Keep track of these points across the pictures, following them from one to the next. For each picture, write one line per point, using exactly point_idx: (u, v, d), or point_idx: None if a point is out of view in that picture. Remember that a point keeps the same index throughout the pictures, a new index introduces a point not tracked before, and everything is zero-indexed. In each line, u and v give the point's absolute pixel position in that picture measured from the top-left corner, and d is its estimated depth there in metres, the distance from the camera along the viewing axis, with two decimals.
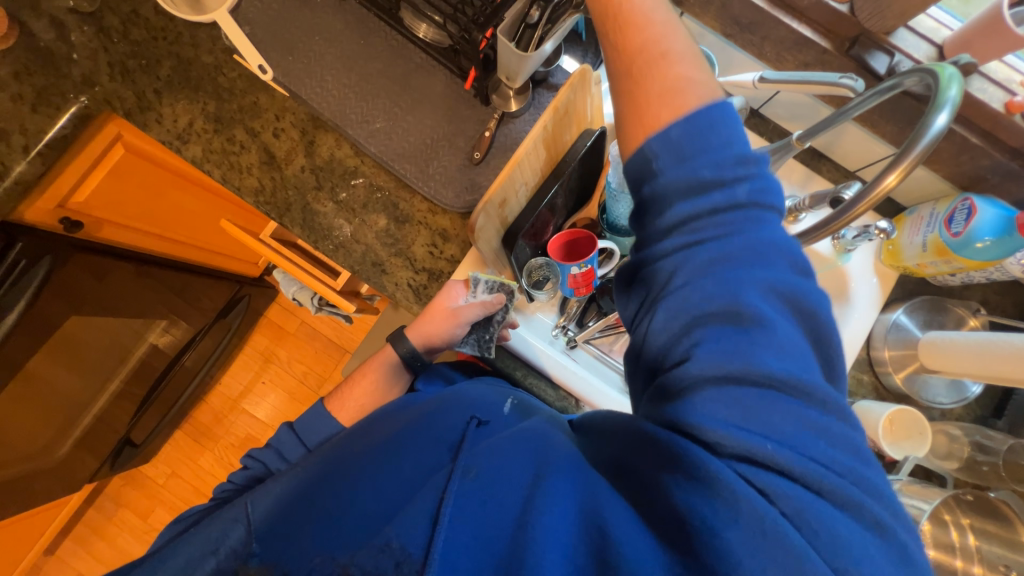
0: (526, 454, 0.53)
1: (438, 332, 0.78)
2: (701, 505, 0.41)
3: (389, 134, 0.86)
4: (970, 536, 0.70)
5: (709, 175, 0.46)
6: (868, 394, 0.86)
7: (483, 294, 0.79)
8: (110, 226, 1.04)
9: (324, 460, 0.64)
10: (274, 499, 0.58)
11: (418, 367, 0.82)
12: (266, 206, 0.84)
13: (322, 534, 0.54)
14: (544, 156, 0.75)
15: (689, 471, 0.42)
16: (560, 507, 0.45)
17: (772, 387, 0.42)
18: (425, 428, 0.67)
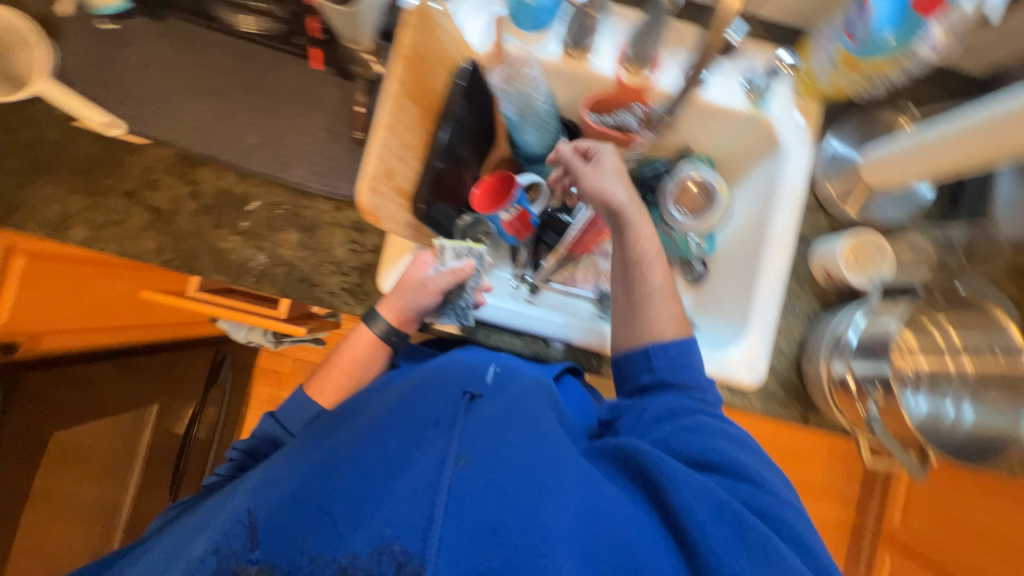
0: (537, 451, 0.59)
1: (410, 308, 0.74)
2: (699, 504, 0.55)
3: (268, 145, 0.81)
4: (948, 330, 0.72)
5: (687, 357, 0.68)
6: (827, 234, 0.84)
7: (453, 261, 0.75)
8: (49, 336, 1.03)
9: (306, 450, 0.63)
10: (263, 495, 0.58)
11: (395, 343, 0.77)
12: (173, 262, 0.81)
13: (317, 531, 0.54)
14: (419, 111, 0.70)
15: (685, 494, 0.55)
16: (566, 504, 0.55)
17: (728, 434, 0.64)
18: (410, 408, 0.64)
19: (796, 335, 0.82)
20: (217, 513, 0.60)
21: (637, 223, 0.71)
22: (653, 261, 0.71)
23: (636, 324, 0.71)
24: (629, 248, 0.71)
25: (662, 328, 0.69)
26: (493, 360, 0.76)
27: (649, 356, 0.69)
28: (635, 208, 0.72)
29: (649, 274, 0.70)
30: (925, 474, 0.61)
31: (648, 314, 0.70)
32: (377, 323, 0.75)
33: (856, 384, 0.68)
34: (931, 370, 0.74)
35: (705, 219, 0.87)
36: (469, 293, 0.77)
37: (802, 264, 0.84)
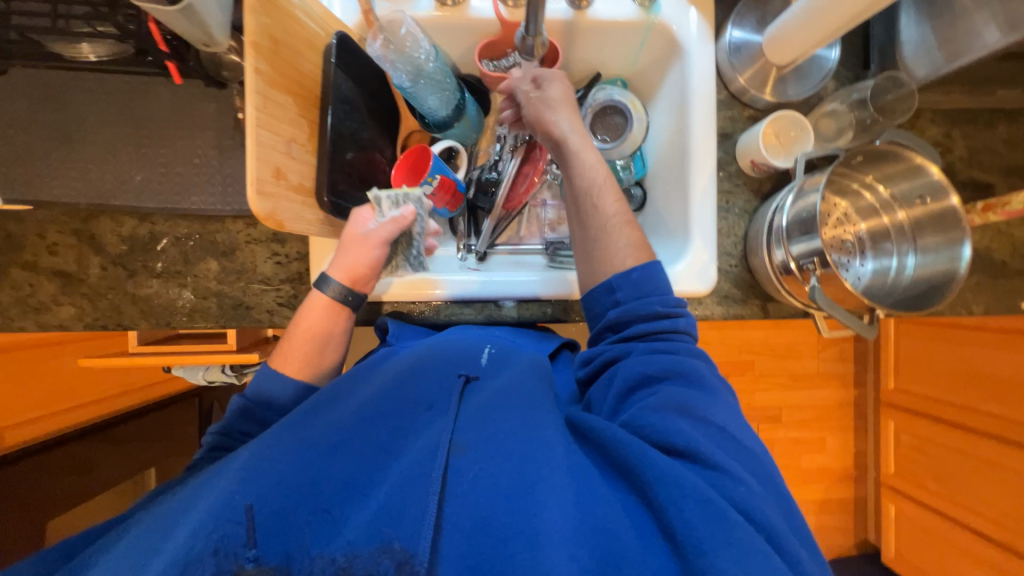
0: (535, 431, 0.56)
1: (363, 265, 0.68)
2: (681, 502, 0.47)
3: (157, 177, 0.76)
4: (878, 187, 0.74)
5: (654, 284, 0.64)
6: (747, 125, 0.83)
7: (393, 210, 0.70)
8: (8, 430, 0.99)
9: (299, 432, 0.56)
10: (252, 489, 0.50)
11: (354, 304, 0.69)
12: (98, 322, 0.77)
13: (312, 528, 0.49)
14: (296, 100, 0.66)
15: (664, 487, 0.49)
16: (558, 495, 0.50)
17: (710, 416, 0.55)
18: (413, 384, 0.63)
19: (739, 233, 0.82)
20: (202, 501, 0.50)
21: (581, 152, 0.69)
22: (603, 188, 0.68)
23: (595, 257, 0.68)
24: (576, 179, 0.69)
25: (622, 256, 0.66)
26: (488, 343, 0.74)
27: (614, 291, 0.65)
28: (578, 139, 0.70)
29: (601, 202, 0.67)
30: (875, 332, 0.62)
31: (606, 242, 0.67)
32: (331, 285, 0.67)
33: (798, 265, 0.68)
34: (872, 231, 0.74)
35: (623, 141, 0.85)
36: (418, 239, 0.74)
37: (730, 161, 0.82)
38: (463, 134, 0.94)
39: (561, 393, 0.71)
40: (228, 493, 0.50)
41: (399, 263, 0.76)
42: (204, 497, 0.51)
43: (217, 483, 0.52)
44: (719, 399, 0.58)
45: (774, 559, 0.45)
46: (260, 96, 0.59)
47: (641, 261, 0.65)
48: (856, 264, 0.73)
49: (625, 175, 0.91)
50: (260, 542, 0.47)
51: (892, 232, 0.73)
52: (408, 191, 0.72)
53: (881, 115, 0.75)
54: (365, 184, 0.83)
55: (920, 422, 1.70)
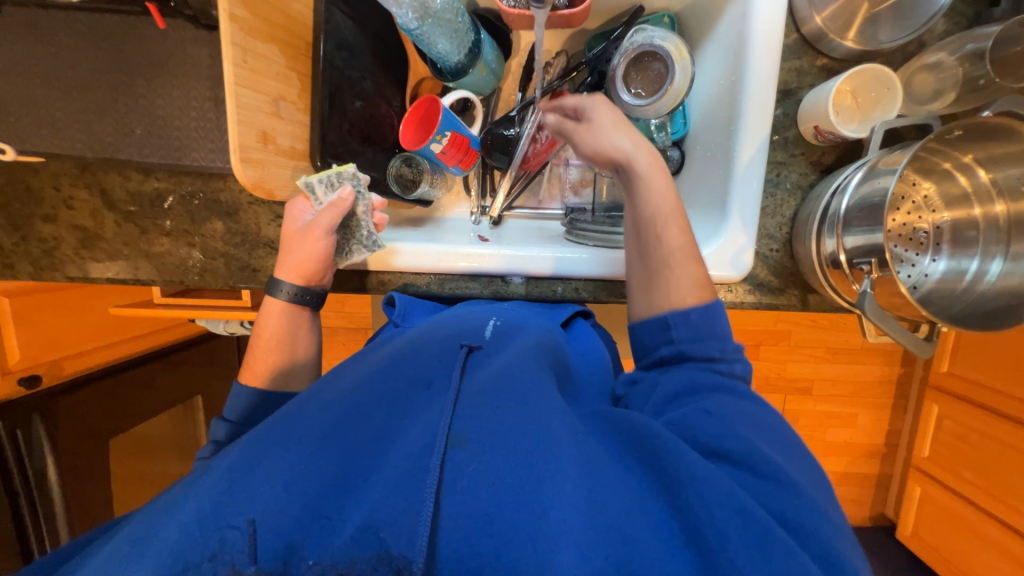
0: (542, 415, 0.52)
1: (307, 258, 0.67)
2: (716, 510, 0.42)
3: (156, 131, 0.72)
4: (978, 171, 0.60)
5: (714, 325, 0.59)
6: (817, 79, 0.68)
7: (328, 194, 0.65)
8: (66, 362, 1.10)
9: (291, 421, 0.53)
10: (242, 490, 0.45)
11: (313, 301, 0.70)
12: (119, 277, 0.79)
13: (298, 522, 0.44)
14: (284, 50, 0.59)
15: (699, 488, 0.44)
16: (571, 484, 0.45)
17: (752, 421, 0.51)
18: (413, 365, 0.61)
19: (787, 214, 0.71)
20: (187, 498, 0.46)
21: (648, 176, 0.62)
22: (670, 217, 0.62)
23: (651, 291, 0.63)
24: (641, 204, 0.63)
25: (683, 295, 0.60)
26: (493, 315, 0.74)
27: (671, 326, 0.60)
28: (647, 159, 0.62)
29: (665, 233, 0.61)
30: (932, 352, 0.53)
31: (664, 275, 0.62)
32: (282, 287, 0.68)
33: (850, 263, 0.58)
34: (955, 226, 0.62)
35: (660, 96, 0.72)
36: (365, 218, 0.69)
37: (788, 125, 0.69)
38: (479, 82, 0.83)
39: (580, 377, 0.67)
40: (214, 494, 0.45)
41: (354, 251, 0.70)
42: (189, 499, 0.46)
43: (201, 484, 0.48)
44: (766, 409, 0.55)
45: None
46: (239, 48, 0.52)
47: (702, 302, 0.59)
48: (925, 260, 0.62)
49: (659, 136, 0.81)
50: (259, 549, 0.42)
51: (983, 229, 0.60)
52: (342, 169, 0.66)
53: (1000, 74, 0.58)
54: (367, 141, 0.76)
55: (968, 410, 1.57)
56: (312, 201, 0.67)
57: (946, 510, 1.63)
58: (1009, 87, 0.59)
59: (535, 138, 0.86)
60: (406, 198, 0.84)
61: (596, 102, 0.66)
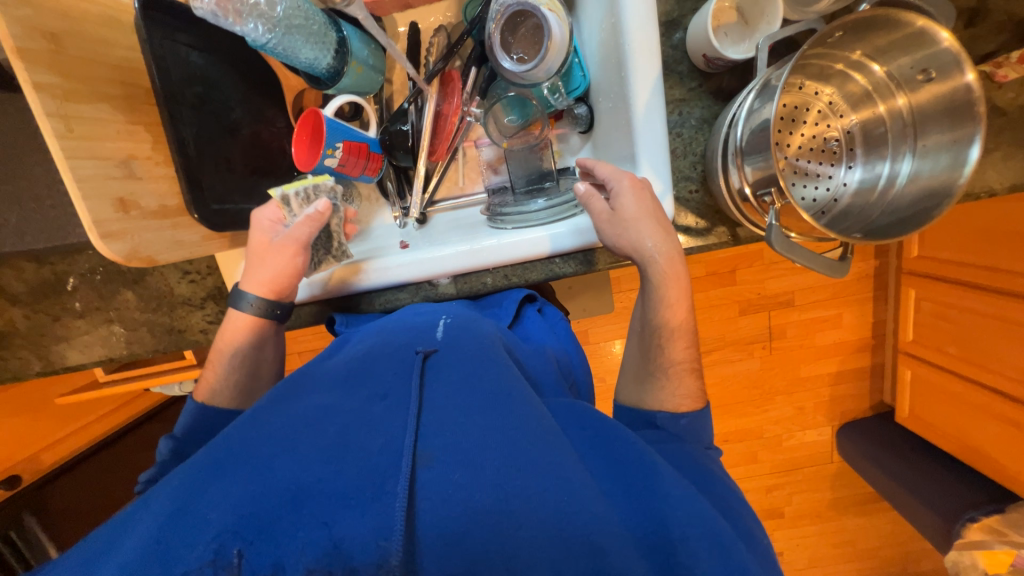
0: (517, 421, 0.50)
1: (277, 272, 0.65)
2: (686, 516, 0.45)
3: (29, 214, 0.68)
4: (872, 66, 0.57)
5: (698, 433, 0.61)
6: (697, 3, 0.64)
7: (304, 206, 0.67)
8: (43, 453, 1.10)
9: (241, 443, 0.49)
10: (205, 514, 0.42)
11: (282, 314, 0.69)
12: (47, 369, 0.77)
13: (265, 537, 0.42)
14: (120, 105, 0.55)
15: (676, 507, 0.46)
16: (541, 488, 0.45)
17: (714, 472, 0.55)
18: (369, 375, 0.58)
19: (698, 151, 0.68)
20: (146, 520, 0.43)
21: (659, 283, 0.63)
22: (676, 332, 0.64)
23: (644, 382, 0.65)
24: (651, 310, 0.65)
25: (674, 402, 0.62)
26: (443, 314, 0.71)
27: (656, 425, 0.61)
28: (665, 265, 0.63)
29: (669, 345, 0.64)
30: (845, 271, 0.51)
31: (663, 376, 0.63)
32: (247, 300, 0.65)
33: (755, 195, 0.56)
34: (863, 127, 0.59)
35: (545, 55, 0.67)
36: (337, 229, 0.72)
37: (678, 59, 0.65)
38: (360, 82, 0.77)
39: (534, 373, 0.67)
40: (164, 525, 0.42)
41: (325, 260, 0.72)
42: (139, 526, 0.43)
43: (149, 511, 0.44)
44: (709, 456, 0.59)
45: None
46: (58, 118, 0.48)
47: (692, 408, 0.61)
48: (840, 171, 0.60)
49: (556, 99, 0.78)
50: (246, 562, 0.41)
51: (889, 126, 0.57)
52: (318, 182, 0.70)
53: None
54: (256, 172, 0.72)
55: (942, 288, 1.59)
56: (285, 213, 0.66)
57: (937, 387, 1.67)
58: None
59: (436, 127, 0.82)
60: None
61: (625, 194, 0.63)
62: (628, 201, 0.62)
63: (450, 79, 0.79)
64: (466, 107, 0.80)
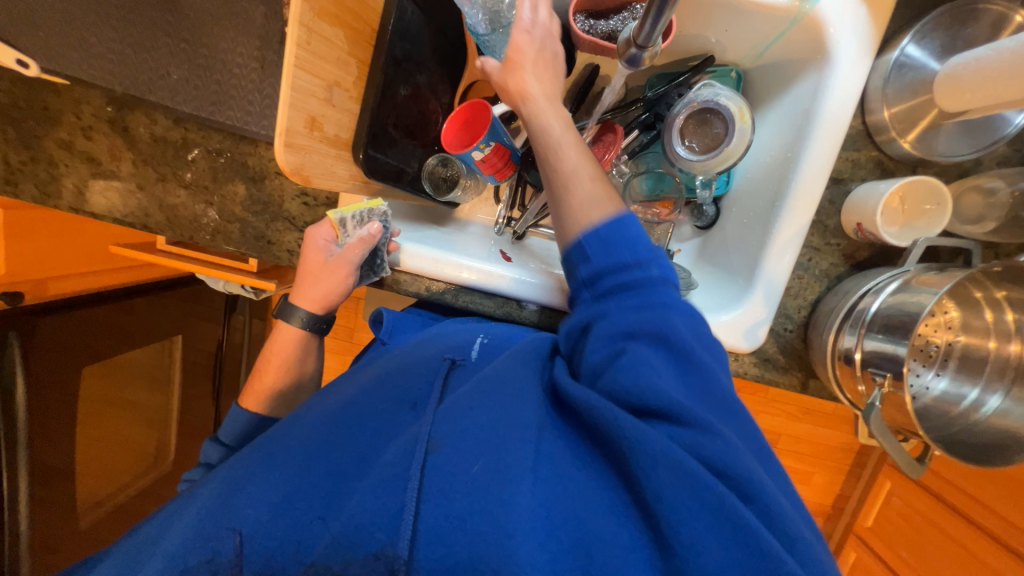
0: (509, 414, 0.47)
1: (327, 290, 0.69)
2: (674, 491, 0.39)
3: (191, 79, 0.68)
4: (1005, 310, 0.60)
5: (623, 237, 0.52)
6: (869, 174, 0.68)
7: (357, 230, 0.69)
8: (50, 283, 1.09)
9: (277, 444, 0.50)
10: (232, 512, 0.44)
11: (327, 327, 0.73)
12: (127, 220, 0.77)
13: (282, 527, 0.43)
14: (347, 35, 0.57)
15: (656, 474, 0.40)
16: (531, 485, 0.42)
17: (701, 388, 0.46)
18: (392, 375, 0.56)
19: (809, 298, 0.71)
20: (187, 512, 0.47)
21: (543, 115, 0.57)
22: (565, 145, 0.56)
23: (556, 214, 0.56)
24: (539, 144, 0.57)
25: (581, 214, 0.54)
26: (481, 332, 0.65)
27: (589, 260, 0.53)
28: (540, 95, 0.57)
29: (563, 164, 0.56)
30: (922, 473, 0.55)
31: (567, 197, 0.55)
32: (298, 313, 0.70)
33: (862, 366, 0.59)
34: (966, 349, 0.63)
35: (713, 156, 0.72)
36: (385, 252, 0.72)
37: (831, 213, 0.69)
38: None
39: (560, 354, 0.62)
40: (205, 518, 0.45)
41: (369, 278, 0.74)
42: (182, 521, 0.46)
43: (191, 511, 0.47)
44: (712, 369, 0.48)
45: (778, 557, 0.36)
46: (305, 29, 0.50)
47: (607, 215, 0.53)
48: (929, 374, 0.64)
49: (703, 192, 0.79)
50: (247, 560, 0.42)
51: (990, 361, 0.62)
52: (374, 205, 0.70)
53: None
54: (411, 135, 0.74)
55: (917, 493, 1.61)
56: (338, 233, 0.69)
57: None
58: None
59: None
60: (436, 197, 0.82)
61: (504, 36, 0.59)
62: (529, 23, 0.57)
63: (611, 130, 0.79)
64: (617, 161, 0.81)
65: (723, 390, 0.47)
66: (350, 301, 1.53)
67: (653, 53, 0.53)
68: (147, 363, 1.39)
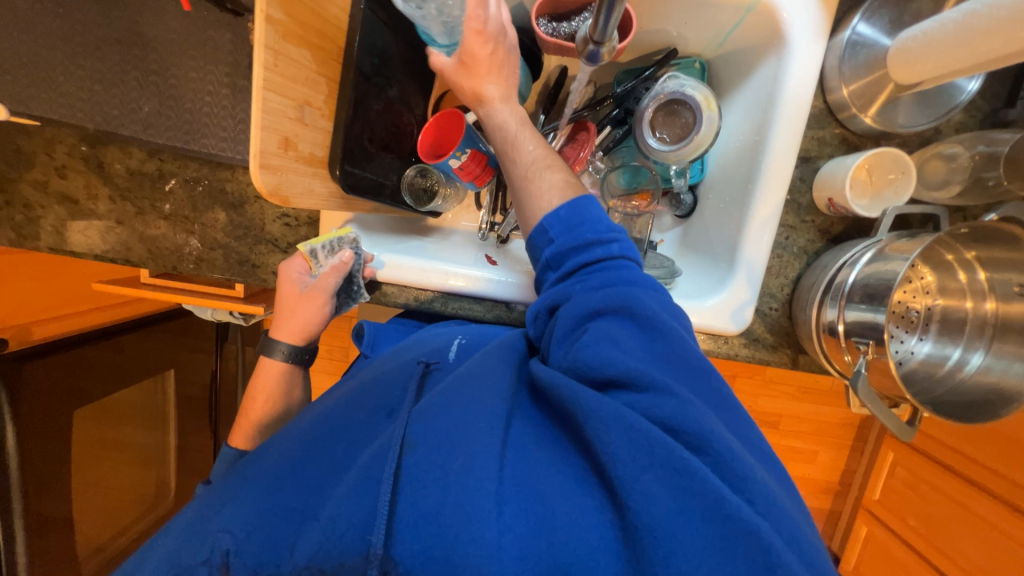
0: (477, 404, 0.48)
1: (305, 321, 0.70)
2: (629, 455, 0.40)
3: (163, 110, 0.69)
4: (977, 269, 0.63)
5: (580, 217, 0.55)
6: (835, 150, 0.70)
7: (329, 259, 0.70)
8: (35, 327, 1.09)
9: (258, 466, 0.50)
10: (212, 527, 0.44)
11: (310, 358, 0.74)
12: (108, 255, 0.76)
13: (260, 534, 0.42)
14: (315, 54, 0.58)
15: (616, 443, 0.41)
16: (499, 467, 0.42)
17: (661, 353, 0.47)
18: (372, 387, 0.56)
19: (790, 275, 0.73)
20: (168, 538, 0.46)
21: (501, 115, 0.63)
22: (522, 137, 0.61)
23: (522, 203, 0.60)
24: (499, 142, 0.63)
25: (544, 199, 0.57)
26: (459, 334, 0.67)
27: (551, 238, 0.56)
28: (498, 96, 0.63)
29: (521, 156, 0.60)
30: (913, 436, 0.56)
31: (530, 187, 0.59)
32: (279, 348, 0.71)
33: (846, 336, 0.60)
34: (945, 312, 0.65)
35: (685, 145, 0.74)
36: (360, 278, 0.73)
37: (802, 190, 0.71)
38: None
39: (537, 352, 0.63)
40: (186, 538, 0.44)
41: (347, 305, 0.75)
42: (164, 544, 0.46)
43: (172, 535, 0.47)
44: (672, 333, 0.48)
45: (739, 513, 0.37)
46: (272, 51, 0.51)
47: (567, 197, 0.56)
48: (912, 339, 0.65)
49: (677, 182, 0.81)
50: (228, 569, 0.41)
51: (969, 321, 0.63)
52: (343, 234, 0.72)
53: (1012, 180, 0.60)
54: (388, 148, 0.75)
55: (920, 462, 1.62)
56: (310, 264, 0.71)
57: (891, 554, 1.63)
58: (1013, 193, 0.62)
59: None
60: (418, 208, 0.82)
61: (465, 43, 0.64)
62: (483, 23, 0.57)
63: (584, 129, 0.81)
64: (592, 158, 0.83)
65: (685, 350, 0.48)
66: (342, 321, 1.52)
67: (610, 46, 0.55)
68: (142, 401, 1.37)
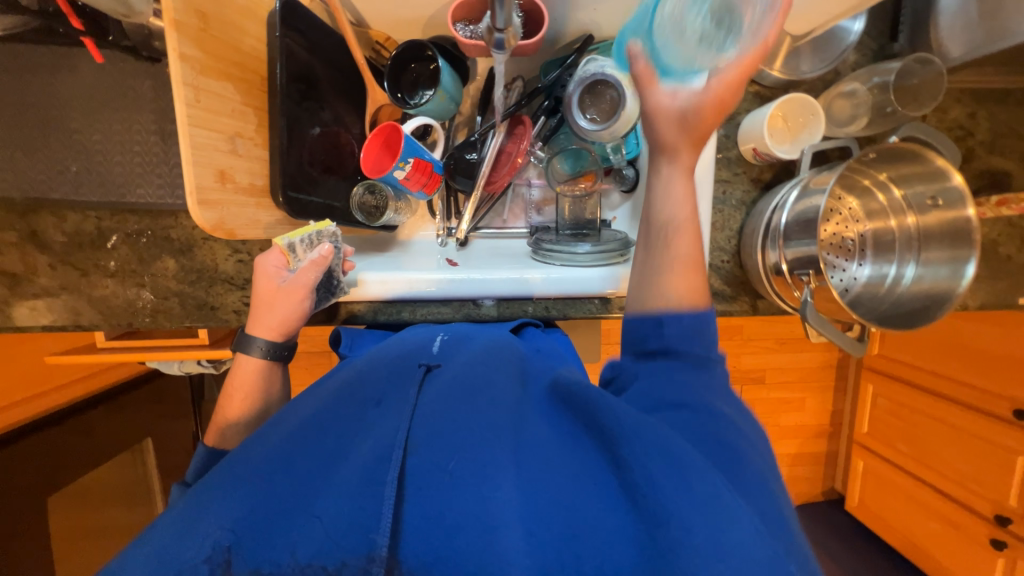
0: (487, 411, 0.47)
1: (285, 315, 0.65)
2: (661, 476, 0.39)
3: (92, 167, 0.67)
4: (892, 188, 0.68)
5: (702, 332, 0.52)
6: (752, 104, 0.75)
7: (309, 253, 0.66)
8: None
9: (239, 465, 0.47)
10: (199, 527, 0.41)
11: (290, 354, 0.68)
12: (56, 324, 0.73)
13: (258, 535, 0.40)
14: (238, 86, 0.59)
15: (642, 455, 0.40)
16: (511, 471, 0.42)
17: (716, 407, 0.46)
18: (359, 387, 0.56)
19: (734, 227, 0.77)
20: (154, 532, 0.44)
21: (671, 180, 0.54)
22: (683, 224, 0.54)
23: (646, 280, 0.55)
24: (655, 205, 0.55)
25: (675, 296, 0.53)
26: (441, 332, 0.69)
27: (663, 325, 0.52)
28: (679, 153, 0.54)
29: (674, 239, 0.53)
30: (864, 350, 0.60)
31: (663, 281, 0.53)
32: (255, 344, 0.65)
33: (791, 272, 0.64)
34: (876, 234, 0.69)
35: (614, 121, 0.77)
36: (338, 271, 0.70)
37: (729, 146, 0.75)
38: (441, 109, 0.82)
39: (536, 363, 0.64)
40: (171, 539, 0.41)
41: (327, 300, 0.71)
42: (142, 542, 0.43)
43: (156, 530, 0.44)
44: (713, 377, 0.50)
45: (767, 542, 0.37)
46: (191, 88, 0.51)
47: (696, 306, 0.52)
48: (853, 265, 0.69)
49: (615, 158, 0.85)
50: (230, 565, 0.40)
51: (897, 238, 0.68)
52: (321, 227, 0.68)
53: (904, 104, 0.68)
54: (331, 170, 0.75)
55: None
56: (289, 258, 0.66)
57: (891, 483, 1.66)
58: (909, 115, 0.69)
59: (497, 160, 0.84)
60: (372, 224, 0.83)
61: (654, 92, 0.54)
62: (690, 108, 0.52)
63: (520, 122, 0.84)
64: (531, 149, 0.86)
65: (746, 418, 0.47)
66: (318, 356, 1.48)
67: (514, 28, 0.56)
68: (121, 477, 1.31)
